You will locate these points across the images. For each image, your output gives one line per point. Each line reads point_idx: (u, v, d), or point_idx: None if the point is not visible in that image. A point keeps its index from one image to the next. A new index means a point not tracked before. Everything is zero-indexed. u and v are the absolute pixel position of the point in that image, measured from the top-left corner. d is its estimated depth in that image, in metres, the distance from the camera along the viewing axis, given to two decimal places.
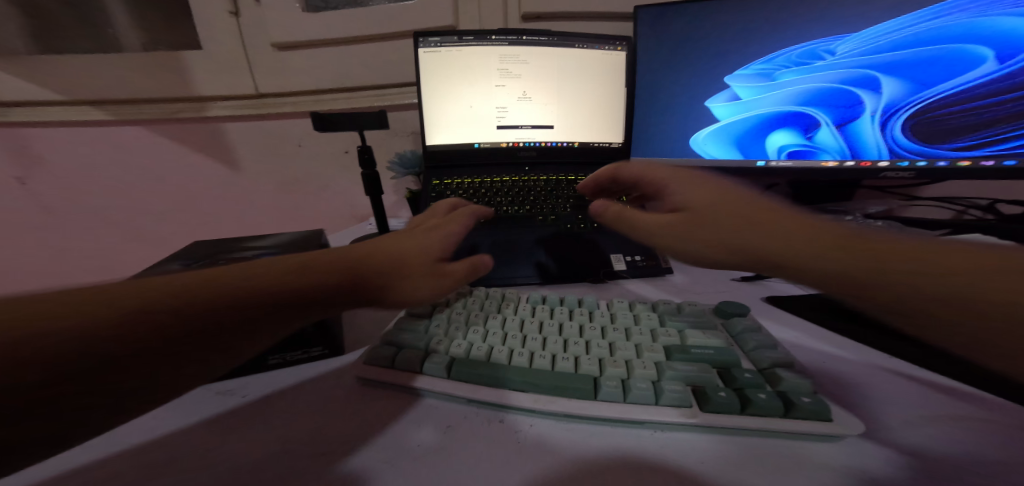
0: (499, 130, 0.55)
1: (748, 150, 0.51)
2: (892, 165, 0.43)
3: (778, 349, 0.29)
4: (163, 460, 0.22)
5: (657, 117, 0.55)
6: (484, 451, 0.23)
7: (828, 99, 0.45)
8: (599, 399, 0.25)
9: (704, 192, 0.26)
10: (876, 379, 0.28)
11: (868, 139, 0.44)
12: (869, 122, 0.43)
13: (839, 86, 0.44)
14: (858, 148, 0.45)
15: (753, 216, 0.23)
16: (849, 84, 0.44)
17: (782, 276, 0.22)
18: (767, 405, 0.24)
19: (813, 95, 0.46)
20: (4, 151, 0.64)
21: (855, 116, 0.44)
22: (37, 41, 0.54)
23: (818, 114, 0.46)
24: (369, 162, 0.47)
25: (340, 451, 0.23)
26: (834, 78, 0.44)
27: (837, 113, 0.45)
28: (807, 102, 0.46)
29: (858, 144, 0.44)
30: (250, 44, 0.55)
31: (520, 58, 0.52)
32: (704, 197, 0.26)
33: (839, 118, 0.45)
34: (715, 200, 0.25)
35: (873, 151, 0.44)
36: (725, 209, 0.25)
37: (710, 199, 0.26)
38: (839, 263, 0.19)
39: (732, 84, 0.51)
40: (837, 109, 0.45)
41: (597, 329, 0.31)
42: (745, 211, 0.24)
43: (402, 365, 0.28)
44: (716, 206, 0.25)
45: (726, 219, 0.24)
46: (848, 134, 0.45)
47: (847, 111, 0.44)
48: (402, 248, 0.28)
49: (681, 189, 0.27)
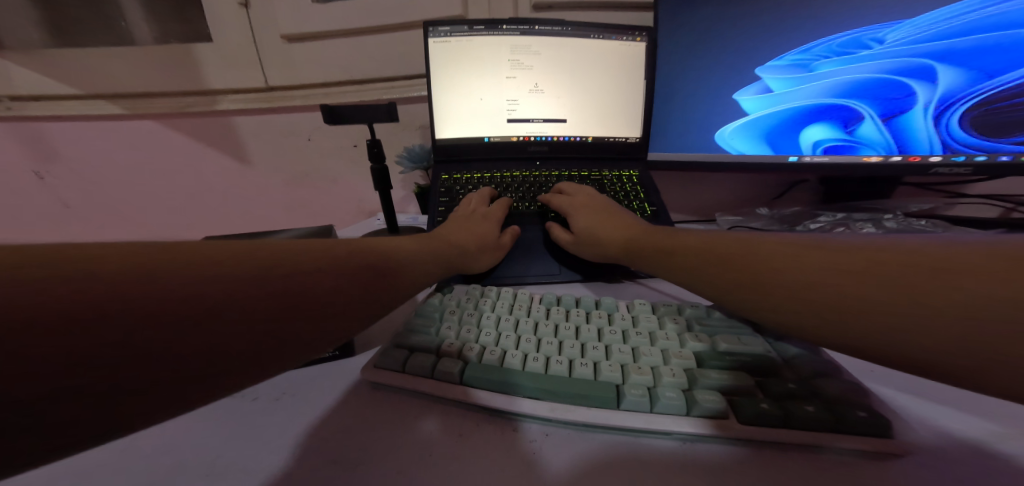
0: (509, 124, 0.53)
1: (779, 145, 0.49)
2: (946, 160, 0.44)
3: (821, 357, 0.27)
4: (169, 465, 0.21)
5: (677, 109, 0.52)
6: (502, 465, 0.22)
7: (875, 90, 0.44)
8: (624, 408, 0.24)
9: (590, 220, 0.40)
10: (927, 394, 0.26)
11: (920, 134, 0.44)
12: (921, 115, 0.43)
13: (887, 77, 0.43)
14: (907, 143, 0.45)
15: (608, 236, 0.38)
16: (899, 76, 0.43)
17: (838, 277, 0.20)
18: (814, 418, 0.22)
19: (858, 85, 0.44)
20: (25, 145, 0.66)
21: (905, 109, 0.44)
22: (56, 37, 0.57)
23: (862, 107, 0.45)
24: (379, 157, 0.46)
25: (351, 459, 0.22)
26: (882, 69, 0.43)
27: (881, 106, 0.44)
28: (849, 95, 0.45)
29: (905, 138, 0.45)
30: (260, 37, 0.55)
31: (532, 49, 0.51)
32: (589, 224, 0.40)
33: (885, 112, 0.44)
34: (595, 225, 0.40)
35: (924, 146, 0.45)
36: (597, 233, 0.39)
37: (590, 225, 0.40)
38: (779, 243, 0.24)
39: (763, 76, 0.48)
40: (885, 101, 0.44)
41: (618, 332, 0.30)
42: (607, 233, 0.38)
43: (412, 370, 0.26)
44: (594, 231, 0.39)
45: (599, 240, 0.39)
46: (895, 127, 0.45)
47: (894, 104, 0.44)
48: (470, 240, 0.38)
49: (576, 218, 0.42)
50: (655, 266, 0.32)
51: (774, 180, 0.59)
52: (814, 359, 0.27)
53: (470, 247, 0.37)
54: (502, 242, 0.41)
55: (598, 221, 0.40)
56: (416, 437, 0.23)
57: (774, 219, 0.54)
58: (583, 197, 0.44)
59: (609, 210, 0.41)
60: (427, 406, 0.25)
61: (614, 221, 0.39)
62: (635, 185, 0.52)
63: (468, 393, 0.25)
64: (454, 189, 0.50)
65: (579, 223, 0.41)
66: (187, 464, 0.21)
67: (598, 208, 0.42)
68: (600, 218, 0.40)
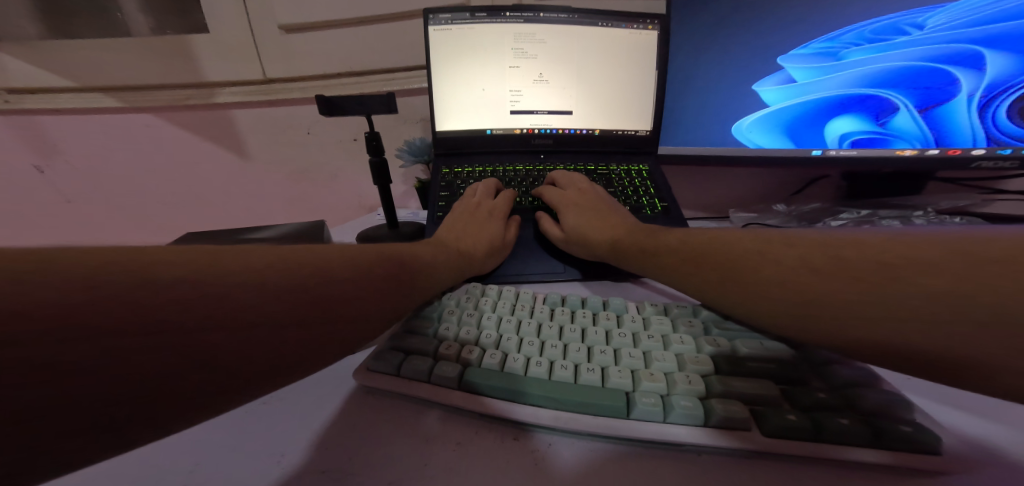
0: (512, 115, 0.51)
1: (801, 138, 0.47)
2: (991, 153, 0.42)
3: (852, 365, 0.25)
4: (147, 473, 0.20)
5: (689, 99, 0.50)
6: (501, 476, 0.20)
7: (912, 79, 0.41)
8: (634, 418, 0.22)
9: (579, 219, 0.40)
10: (967, 406, 0.24)
11: (963, 125, 0.42)
12: (966, 105, 0.41)
13: (927, 65, 0.40)
14: (948, 136, 0.42)
15: (596, 237, 0.38)
16: (940, 63, 0.40)
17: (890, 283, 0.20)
18: (849, 432, 0.20)
19: (893, 74, 0.42)
20: (28, 140, 0.66)
21: (948, 99, 0.41)
22: (53, 30, 0.57)
23: (897, 97, 0.42)
24: (378, 149, 0.45)
25: (340, 469, 0.21)
26: (921, 56, 0.40)
27: (919, 96, 0.42)
28: (882, 84, 0.42)
29: (945, 129, 0.42)
30: (257, 27, 0.54)
31: (537, 37, 0.49)
32: (577, 222, 0.40)
33: (922, 102, 0.42)
34: (584, 225, 0.39)
35: (965, 139, 0.42)
36: (585, 232, 0.39)
37: (579, 225, 0.39)
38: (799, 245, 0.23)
39: (785, 65, 0.45)
40: (922, 91, 0.41)
41: (627, 336, 0.28)
42: (594, 234, 0.38)
43: (408, 374, 0.25)
44: (582, 230, 0.39)
45: (587, 239, 0.38)
46: (935, 118, 0.42)
47: (934, 94, 0.41)
48: (478, 246, 0.37)
49: (566, 216, 0.41)
50: (637, 263, 0.34)
51: (790, 175, 0.57)
52: (845, 366, 0.25)
53: (478, 253, 0.37)
54: (507, 240, 0.40)
55: (585, 220, 0.40)
56: (409, 446, 0.22)
57: (791, 216, 0.52)
58: (574, 193, 0.44)
59: (599, 210, 0.41)
60: (423, 412, 0.24)
61: (601, 220, 0.39)
62: (645, 181, 0.50)
63: (466, 399, 0.23)
64: (454, 183, 0.48)
65: (568, 221, 0.40)
66: (166, 471, 0.20)
67: (588, 207, 0.41)
68: (589, 217, 0.40)
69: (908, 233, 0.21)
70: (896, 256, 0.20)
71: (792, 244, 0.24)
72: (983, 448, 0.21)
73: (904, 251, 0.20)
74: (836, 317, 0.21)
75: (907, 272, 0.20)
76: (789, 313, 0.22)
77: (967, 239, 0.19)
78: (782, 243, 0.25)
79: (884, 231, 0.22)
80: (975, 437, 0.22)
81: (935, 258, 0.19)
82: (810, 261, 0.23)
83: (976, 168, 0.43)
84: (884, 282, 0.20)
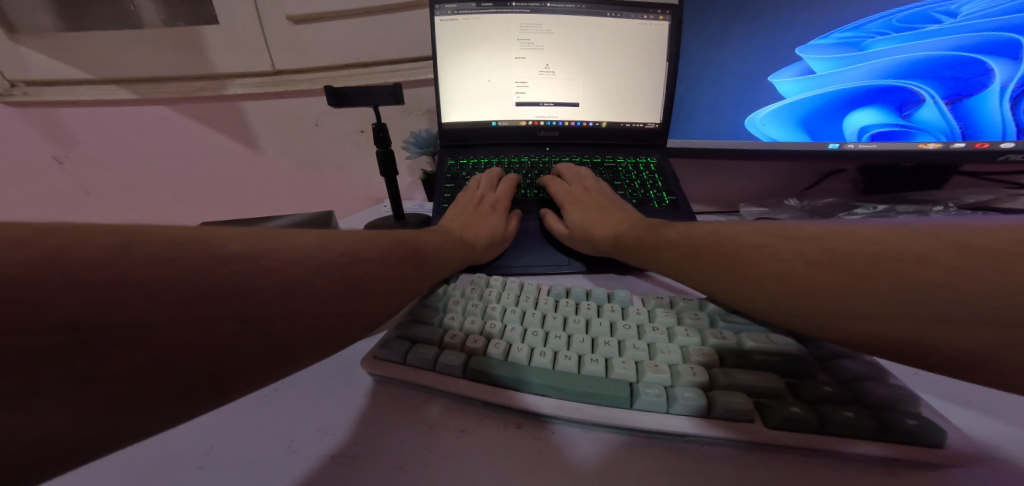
0: (518, 107, 0.51)
1: (817, 131, 0.46)
2: (1018, 146, 0.40)
3: (860, 358, 0.24)
4: (165, 456, 0.21)
5: (701, 90, 0.49)
6: (503, 462, 0.21)
7: (941, 69, 0.40)
8: (636, 408, 0.22)
9: (581, 214, 0.40)
10: (978, 401, 0.24)
11: (993, 117, 0.40)
12: (998, 95, 0.39)
13: (956, 55, 0.39)
14: (976, 128, 0.41)
15: (598, 233, 0.38)
16: (971, 53, 0.39)
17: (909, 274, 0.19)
18: (854, 424, 0.20)
19: (919, 64, 0.41)
20: (47, 132, 0.68)
21: (980, 89, 0.40)
22: (65, 21, 0.58)
23: (924, 88, 0.41)
24: (384, 141, 0.45)
25: (348, 454, 0.21)
26: (949, 46, 0.39)
27: (947, 87, 0.40)
28: (908, 75, 0.41)
29: (974, 121, 0.41)
30: (266, 18, 0.54)
31: (544, 27, 0.48)
32: (580, 218, 0.40)
33: (951, 94, 0.41)
34: (586, 220, 0.39)
35: (995, 131, 0.41)
36: (588, 229, 0.39)
37: (582, 220, 0.39)
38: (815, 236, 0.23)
39: (804, 56, 0.44)
40: (951, 81, 0.40)
41: (632, 327, 0.28)
42: (597, 228, 0.38)
43: (413, 361, 0.25)
44: (585, 225, 0.39)
45: (589, 234, 0.38)
46: (962, 110, 0.41)
47: (963, 85, 0.40)
48: (480, 238, 0.38)
49: (569, 211, 0.41)
50: (643, 260, 0.33)
51: (804, 168, 0.55)
52: (853, 360, 0.24)
53: (478, 244, 0.37)
54: (508, 232, 0.40)
55: (589, 215, 0.40)
56: (417, 432, 0.22)
57: (803, 210, 0.51)
58: (577, 188, 0.44)
59: (603, 206, 0.41)
60: (430, 399, 0.24)
61: (606, 217, 0.39)
62: (653, 174, 0.50)
63: (472, 387, 0.23)
64: (460, 176, 0.49)
65: (571, 217, 0.40)
66: (179, 457, 0.21)
67: (592, 203, 0.41)
68: (593, 214, 0.40)
69: (922, 225, 0.21)
70: (909, 251, 0.20)
71: (800, 236, 0.24)
72: (992, 444, 0.21)
73: (919, 246, 0.20)
74: (849, 312, 0.20)
75: (918, 269, 0.19)
76: (799, 308, 0.22)
77: (982, 231, 0.19)
78: (791, 239, 0.24)
79: (895, 224, 0.22)
80: (980, 431, 0.22)
81: (948, 254, 0.19)
82: (816, 255, 0.22)
83: (1002, 161, 0.41)
84: (893, 277, 0.20)
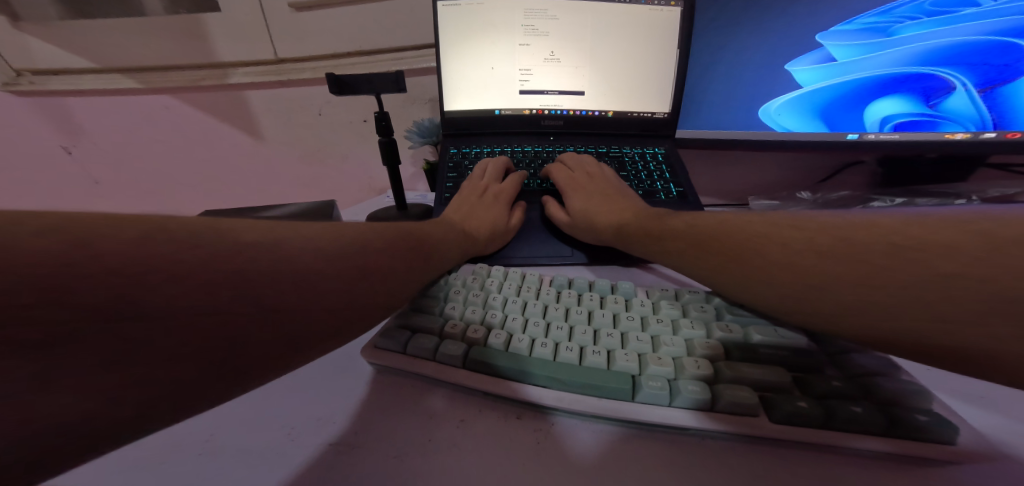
0: (521, 96, 0.50)
1: (835, 122, 0.44)
2: None
3: (873, 355, 0.24)
4: (165, 445, 0.21)
5: (712, 77, 0.47)
6: (503, 455, 0.20)
7: (976, 55, 0.38)
8: (639, 400, 0.22)
9: (586, 202, 0.39)
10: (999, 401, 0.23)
11: None
12: None
13: (994, 40, 0.37)
14: (1012, 117, 0.39)
15: (601, 221, 0.37)
16: (1011, 38, 0.37)
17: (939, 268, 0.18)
18: (862, 420, 0.20)
19: (952, 50, 0.39)
20: (54, 121, 0.69)
21: (1018, 76, 0.38)
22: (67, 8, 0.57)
23: (955, 76, 0.39)
24: (386, 129, 0.44)
25: (348, 442, 0.21)
26: (985, 30, 0.37)
27: (980, 74, 0.38)
28: (939, 62, 0.39)
29: (1008, 110, 0.39)
30: (269, 6, 0.53)
31: (549, 13, 0.47)
32: (584, 206, 0.39)
33: (985, 81, 0.38)
34: (590, 207, 0.39)
35: None
36: (591, 217, 0.38)
37: (585, 207, 0.39)
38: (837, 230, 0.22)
39: (824, 43, 0.42)
40: (986, 68, 0.38)
41: (635, 319, 0.27)
42: (599, 217, 0.38)
43: (412, 350, 0.25)
44: (589, 213, 0.38)
45: (593, 222, 0.38)
46: (997, 98, 0.39)
47: (999, 72, 0.38)
48: (481, 229, 0.37)
49: (571, 199, 0.40)
50: (645, 250, 0.33)
51: (817, 160, 0.54)
52: (863, 354, 0.24)
53: (480, 236, 0.37)
54: (511, 225, 0.40)
55: (592, 204, 0.39)
56: (415, 424, 0.22)
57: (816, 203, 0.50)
58: (582, 176, 0.43)
59: (606, 194, 0.40)
60: (431, 388, 0.24)
61: (609, 205, 0.38)
62: (660, 165, 0.49)
63: (473, 378, 0.23)
64: (461, 165, 0.48)
65: (574, 205, 0.39)
66: (179, 447, 0.21)
67: (596, 191, 0.40)
68: (596, 201, 0.39)
69: (949, 221, 0.20)
70: (940, 242, 0.19)
71: (831, 227, 0.23)
72: (1008, 445, 0.20)
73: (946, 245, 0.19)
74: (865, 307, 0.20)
75: (947, 260, 0.18)
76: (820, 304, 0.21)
77: None
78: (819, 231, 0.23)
79: (926, 215, 0.21)
80: (997, 432, 0.21)
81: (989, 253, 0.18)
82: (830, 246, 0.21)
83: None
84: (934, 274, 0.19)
